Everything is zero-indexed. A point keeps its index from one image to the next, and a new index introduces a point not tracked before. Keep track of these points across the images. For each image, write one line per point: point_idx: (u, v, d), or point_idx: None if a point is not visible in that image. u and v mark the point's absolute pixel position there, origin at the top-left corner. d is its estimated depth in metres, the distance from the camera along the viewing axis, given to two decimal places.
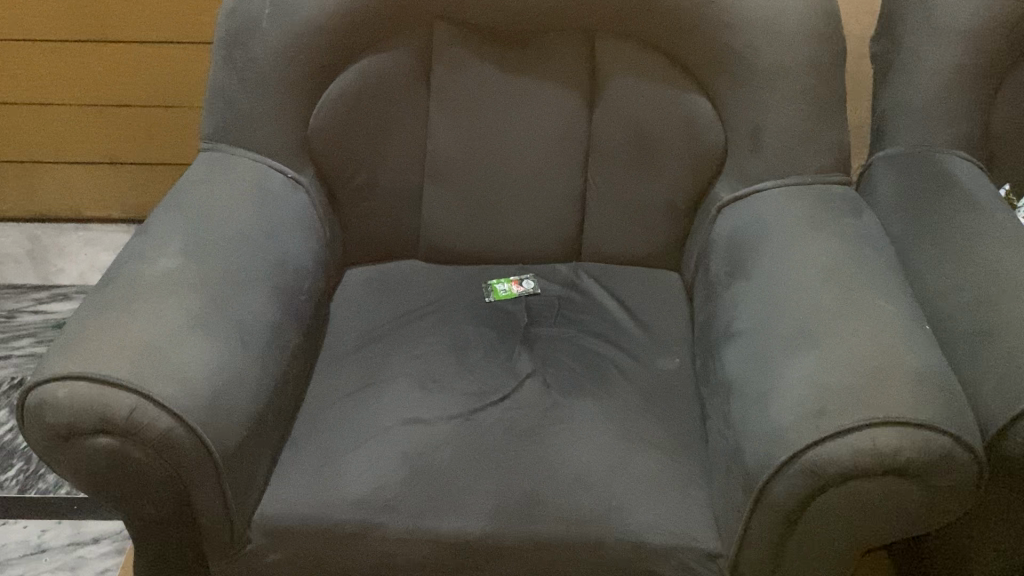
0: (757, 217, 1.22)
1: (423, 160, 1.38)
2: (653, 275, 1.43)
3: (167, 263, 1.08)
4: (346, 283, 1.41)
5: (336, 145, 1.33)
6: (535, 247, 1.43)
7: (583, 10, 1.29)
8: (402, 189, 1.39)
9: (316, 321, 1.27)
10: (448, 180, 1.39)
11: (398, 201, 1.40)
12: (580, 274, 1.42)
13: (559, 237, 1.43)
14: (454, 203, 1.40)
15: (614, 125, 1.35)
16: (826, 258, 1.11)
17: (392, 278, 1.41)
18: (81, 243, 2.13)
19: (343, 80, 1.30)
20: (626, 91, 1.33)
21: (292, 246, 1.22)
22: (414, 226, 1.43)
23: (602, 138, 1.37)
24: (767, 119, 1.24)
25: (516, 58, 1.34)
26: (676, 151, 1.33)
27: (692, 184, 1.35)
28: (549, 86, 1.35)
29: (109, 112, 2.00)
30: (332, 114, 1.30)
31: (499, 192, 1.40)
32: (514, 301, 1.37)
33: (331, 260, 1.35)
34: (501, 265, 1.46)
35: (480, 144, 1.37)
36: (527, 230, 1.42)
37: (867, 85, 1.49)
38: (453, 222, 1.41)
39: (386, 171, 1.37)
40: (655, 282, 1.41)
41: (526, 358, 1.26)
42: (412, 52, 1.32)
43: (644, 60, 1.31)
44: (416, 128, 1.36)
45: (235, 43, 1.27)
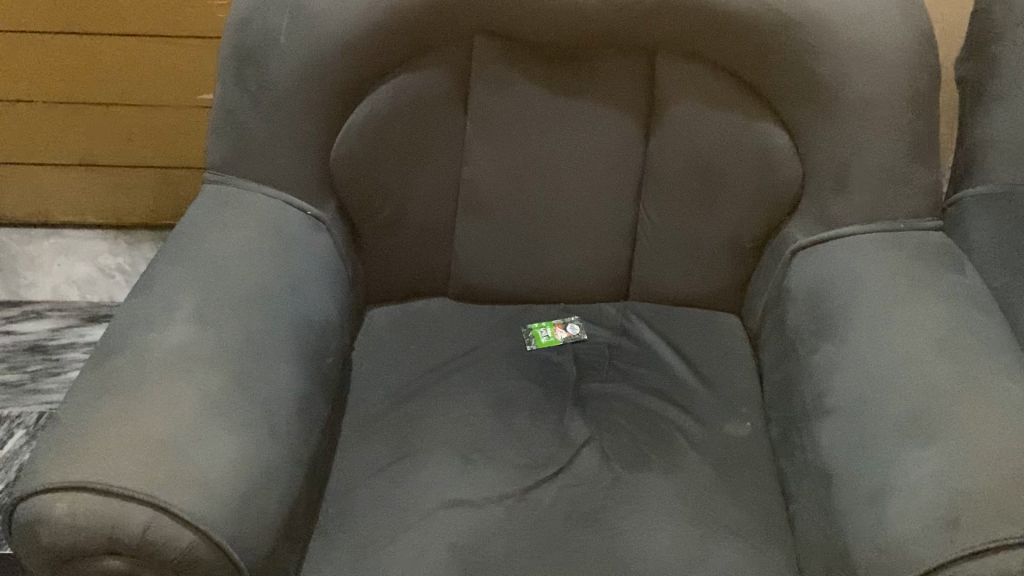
0: (844, 271, 1.09)
1: (457, 191, 1.23)
2: (711, 317, 1.29)
3: (176, 333, 0.92)
4: (369, 325, 1.25)
5: (359, 176, 1.16)
6: (579, 286, 1.29)
7: (648, 27, 1.12)
8: (432, 224, 1.24)
9: (341, 380, 1.12)
10: (485, 214, 1.23)
11: (429, 236, 1.24)
12: (630, 316, 1.28)
13: (607, 276, 1.29)
14: (492, 239, 1.25)
15: (675, 155, 1.20)
16: (933, 327, 0.99)
17: (420, 322, 1.26)
18: (53, 252, 1.95)
19: (370, 104, 1.13)
20: (692, 118, 1.18)
21: (320, 299, 1.07)
22: (444, 262, 1.27)
23: (659, 170, 1.22)
24: (856, 157, 1.11)
25: (566, 79, 1.18)
26: (745, 186, 1.19)
27: (760, 222, 1.21)
28: (603, 111, 1.19)
29: (86, 110, 1.80)
30: (356, 143, 1.14)
31: (541, 227, 1.25)
32: (559, 350, 1.23)
33: (353, 308, 1.19)
34: (542, 304, 1.31)
35: (522, 176, 1.22)
36: (570, 268, 1.27)
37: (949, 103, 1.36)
38: (490, 259, 1.26)
39: (415, 204, 1.22)
40: (715, 326, 1.27)
41: (579, 422, 1.13)
42: (449, 70, 1.15)
43: (715, 84, 1.16)
44: (449, 156, 1.20)
45: (245, 60, 1.09)
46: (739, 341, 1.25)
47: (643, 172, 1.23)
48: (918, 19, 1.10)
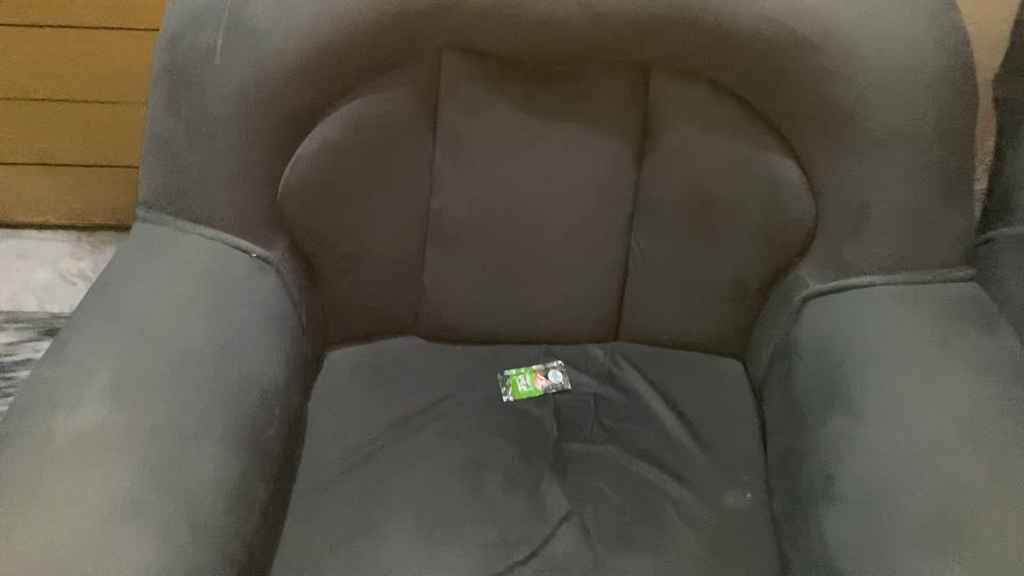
0: (860, 328, 0.96)
1: (426, 223, 1.10)
2: (710, 361, 1.16)
3: (85, 414, 0.80)
4: (329, 369, 1.13)
5: (313, 211, 1.03)
6: (564, 325, 1.16)
7: (642, 43, 0.98)
8: (398, 259, 1.11)
9: (291, 443, 1.00)
10: (457, 248, 1.10)
11: (395, 273, 1.11)
12: (618, 361, 1.15)
13: (595, 315, 1.15)
14: (465, 275, 1.12)
15: (671, 187, 1.06)
16: (962, 405, 0.86)
17: (385, 367, 1.13)
18: (12, 255, 1.83)
19: (323, 130, 0.99)
20: (690, 145, 1.04)
21: (263, 358, 0.94)
22: (413, 300, 1.14)
23: (653, 203, 1.08)
24: (877, 195, 0.97)
25: (548, 99, 1.04)
26: (750, 222, 1.05)
27: (767, 262, 1.07)
28: (589, 135, 1.05)
29: (37, 105, 1.67)
30: (308, 174, 1.01)
31: (520, 262, 1.11)
32: (539, 403, 1.10)
33: (307, 355, 1.07)
34: (522, 344, 1.18)
35: (498, 207, 1.08)
36: (554, 306, 1.14)
37: (990, 123, 1.20)
38: (463, 297, 1.13)
39: (378, 239, 1.08)
40: (714, 374, 1.14)
41: (558, 491, 1.00)
42: (414, 90, 1.01)
43: (718, 108, 1.02)
44: (417, 185, 1.07)
45: (178, 82, 0.96)
46: (740, 392, 1.12)
47: (635, 203, 1.09)
48: (954, 37, 0.95)
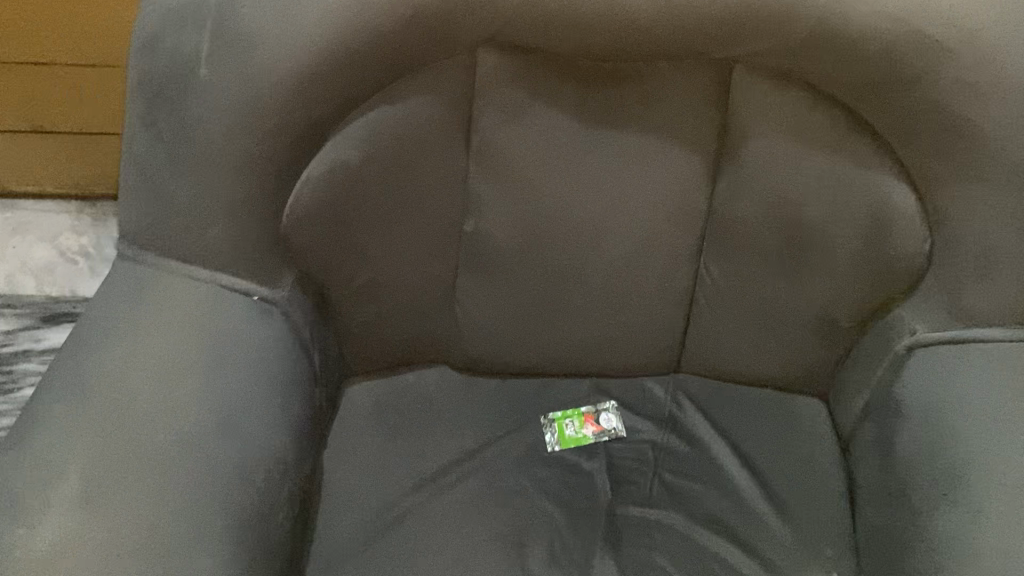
0: (984, 395, 0.81)
1: (459, 248, 0.93)
2: (787, 402, 1.00)
3: (48, 528, 0.66)
4: (347, 410, 0.99)
5: (327, 239, 0.88)
6: (618, 358, 1.00)
7: (728, 39, 0.78)
8: (427, 289, 0.95)
9: (303, 515, 0.86)
10: (496, 275, 0.94)
11: (422, 303, 0.96)
12: (680, 401, 1.00)
13: (654, 349, 0.99)
14: (505, 305, 0.96)
15: (752, 207, 0.89)
16: None
17: (411, 408, 0.99)
18: (8, 231, 1.65)
19: (334, 146, 0.83)
20: (779, 160, 0.86)
21: (269, 425, 0.80)
22: (443, 332, 0.99)
23: (729, 225, 0.91)
24: (1010, 235, 0.81)
25: (607, 106, 0.85)
26: (848, 253, 0.88)
27: (864, 298, 0.90)
28: (655, 149, 0.87)
29: (17, 70, 1.53)
30: (321, 199, 0.85)
31: (569, 292, 0.95)
32: (588, 454, 0.96)
33: (319, 404, 0.92)
34: (568, 379, 1.03)
35: (545, 231, 0.91)
36: (607, 337, 0.98)
37: None
38: (502, 329, 0.98)
39: (402, 267, 0.92)
40: (791, 419, 0.98)
41: (612, 568, 0.86)
42: (444, 98, 0.84)
43: (814, 118, 0.83)
44: (447, 206, 0.90)
45: (158, 97, 0.79)
46: (824, 443, 0.96)
47: (706, 224, 0.92)
48: None
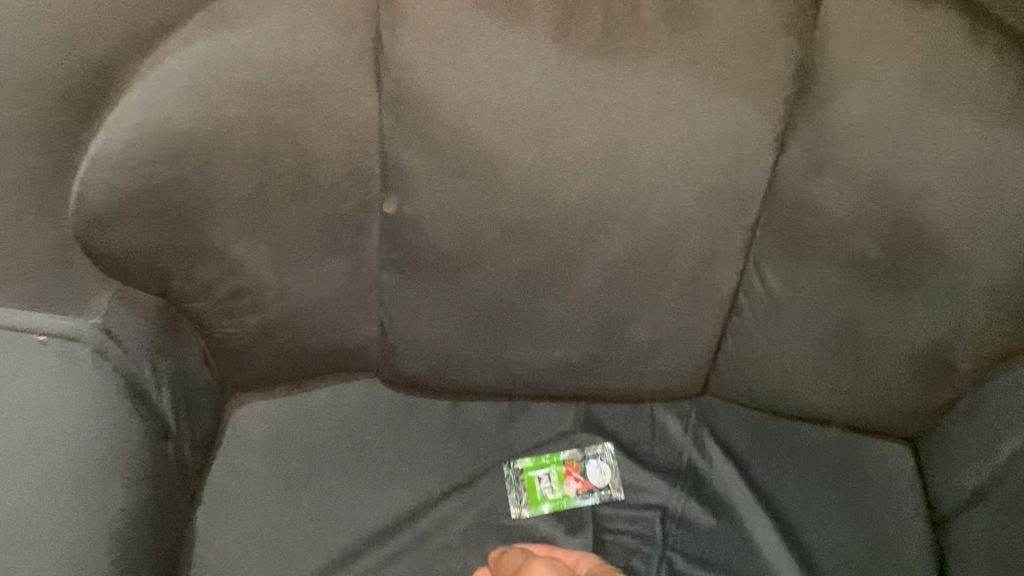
0: None
1: (380, 238, 0.61)
2: (859, 453, 0.70)
3: None
4: (231, 449, 0.69)
5: (160, 234, 0.56)
6: (618, 384, 0.70)
7: None
8: (335, 293, 0.63)
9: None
10: (436, 278, 0.62)
11: (330, 311, 0.65)
12: (705, 446, 0.70)
13: (671, 374, 0.69)
14: (453, 317, 0.65)
15: (839, 195, 0.57)
16: None
17: (325, 448, 0.70)
18: None
19: (168, 96, 0.52)
20: (893, 127, 0.53)
21: (72, 544, 0.50)
22: (366, 344, 0.68)
23: (799, 217, 0.59)
24: None
25: (605, 27, 0.52)
26: (986, 273, 0.56)
27: (998, 333, 0.59)
28: (683, 98, 0.54)
29: None
30: (148, 178, 0.53)
31: (549, 300, 0.63)
32: (569, 526, 0.68)
33: (174, 463, 0.63)
34: (547, 408, 0.73)
35: (510, 219, 0.59)
36: (601, 359, 0.68)
37: None
38: (450, 347, 0.67)
39: (293, 267, 0.61)
40: (864, 481, 0.69)
41: None
42: (339, 11, 0.52)
43: (957, 61, 0.51)
44: (355, 180, 0.57)
45: None
46: (911, 526, 0.67)
47: (761, 214, 0.60)
48: None
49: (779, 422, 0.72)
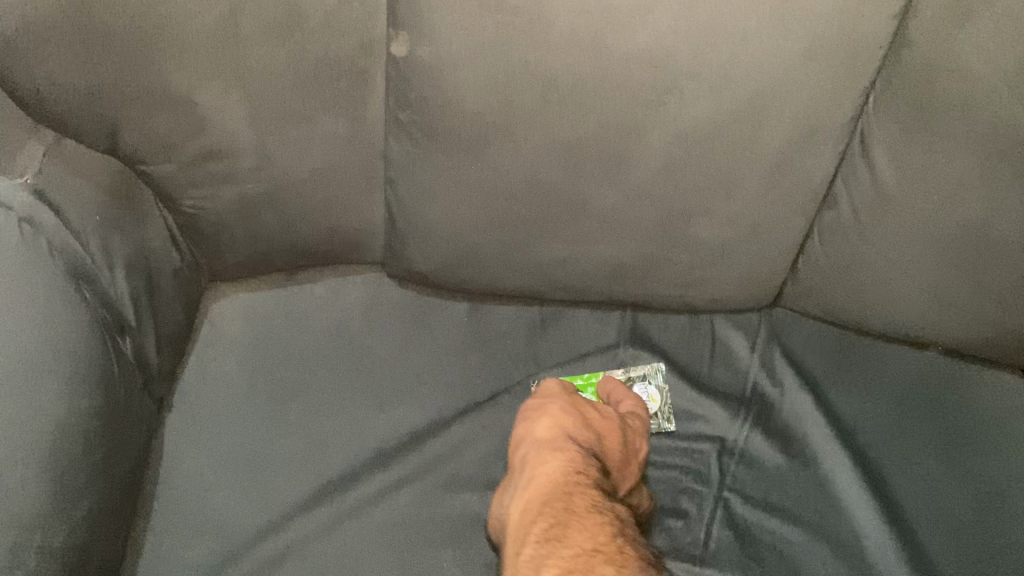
0: None
1: (387, 94, 0.49)
2: (968, 385, 0.57)
3: None
4: (211, 347, 0.59)
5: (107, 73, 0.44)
6: (674, 290, 0.58)
7: None
8: (329, 164, 0.51)
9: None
10: (455, 149, 0.50)
11: (323, 187, 0.52)
12: (775, 369, 0.59)
13: (738, 281, 0.56)
14: (476, 200, 0.52)
15: (991, 49, 0.43)
16: None
17: (319, 352, 0.59)
18: None
19: None
20: None
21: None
22: (369, 231, 0.57)
23: (929, 83, 0.46)
24: None
25: None
26: None
27: None
28: None
29: None
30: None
31: (597, 182, 0.51)
32: None
33: (132, 360, 0.51)
34: (585, 317, 0.61)
35: (554, 70, 0.45)
36: (654, 258, 0.55)
37: None
38: (470, 237, 0.54)
39: (277, 127, 0.48)
40: (977, 416, 0.56)
41: None
42: None
43: None
44: (355, 13, 0.44)
45: None
46: None
47: (876, 82, 0.48)
48: None
49: (869, 346, 0.60)
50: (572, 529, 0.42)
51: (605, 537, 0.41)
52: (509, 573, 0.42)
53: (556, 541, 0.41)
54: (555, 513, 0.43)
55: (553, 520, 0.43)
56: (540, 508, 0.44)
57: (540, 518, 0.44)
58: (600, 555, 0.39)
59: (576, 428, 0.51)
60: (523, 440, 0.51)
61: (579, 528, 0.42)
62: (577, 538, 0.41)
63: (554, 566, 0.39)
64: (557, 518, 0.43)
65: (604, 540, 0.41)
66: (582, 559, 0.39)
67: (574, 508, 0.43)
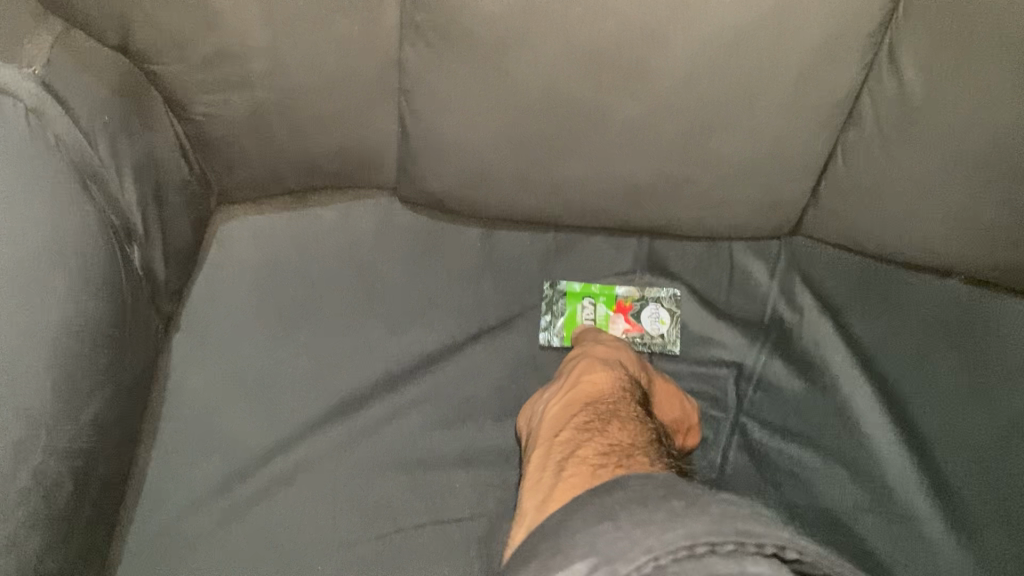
0: None
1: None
2: (1010, 311, 0.54)
3: None
4: (220, 268, 0.57)
5: None
6: (693, 214, 0.57)
7: None
8: (343, 74, 0.50)
9: (101, 491, 0.46)
10: (471, 58, 0.48)
11: (338, 99, 0.51)
12: (794, 296, 0.59)
13: (757, 204, 0.55)
14: (492, 114, 0.51)
15: None
16: None
17: (330, 277, 0.58)
18: None
19: None
20: None
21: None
22: (382, 150, 0.56)
23: None
24: None
25: None
26: None
27: None
28: None
29: None
30: None
31: (617, 93, 0.49)
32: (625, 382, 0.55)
33: (139, 273, 0.50)
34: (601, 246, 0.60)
35: None
36: (672, 180, 0.54)
37: None
38: (485, 155, 0.53)
39: (290, 32, 0.47)
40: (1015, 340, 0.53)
41: None
42: None
43: None
44: None
45: None
46: None
47: None
48: None
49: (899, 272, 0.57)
50: (613, 426, 0.44)
51: (638, 441, 0.43)
52: (542, 452, 0.44)
53: (594, 432, 0.43)
54: (598, 413, 0.46)
55: (594, 417, 0.45)
56: (584, 407, 0.47)
57: (583, 414, 0.46)
58: (628, 456, 0.40)
59: (632, 364, 0.52)
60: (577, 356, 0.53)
61: (618, 430, 0.44)
62: (616, 434, 0.43)
63: (588, 450, 0.42)
64: (600, 416, 0.45)
65: (638, 447, 0.42)
66: (612, 454, 0.41)
67: (618, 412, 0.46)
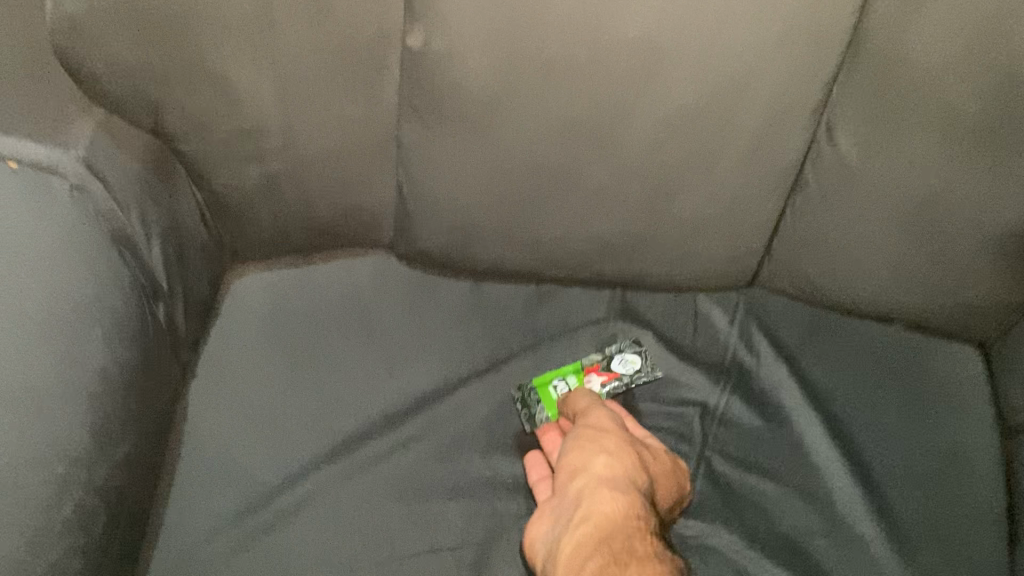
0: None
1: (399, 82, 0.54)
2: (930, 360, 0.63)
3: None
4: (234, 318, 0.64)
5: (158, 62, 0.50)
6: (659, 269, 0.63)
7: None
8: (348, 147, 0.56)
9: (128, 523, 0.51)
10: (461, 132, 0.55)
11: (342, 168, 0.58)
12: (752, 340, 0.65)
13: (717, 258, 0.62)
14: (480, 180, 0.57)
15: (935, 44, 0.49)
16: None
17: (333, 326, 0.64)
18: None
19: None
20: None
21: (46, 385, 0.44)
22: (381, 211, 0.62)
23: (885, 76, 0.51)
24: None
25: None
26: None
27: None
28: None
29: None
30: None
31: (591, 162, 0.56)
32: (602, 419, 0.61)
33: (164, 326, 0.56)
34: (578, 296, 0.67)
35: (554, 56, 0.50)
36: (641, 237, 0.61)
37: None
38: (474, 216, 0.60)
39: (302, 111, 0.54)
40: (938, 387, 0.62)
41: None
42: None
43: None
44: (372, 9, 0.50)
45: None
46: (984, 441, 0.60)
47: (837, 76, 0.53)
48: None
49: (839, 322, 0.65)
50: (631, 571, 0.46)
51: None
52: None
53: None
54: (613, 551, 0.47)
55: (610, 557, 0.47)
56: (596, 543, 0.48)
57: (598, 553, 0.47)
58: None
59: (633, 466, 0.53)
60: (573, 462, 0.54)
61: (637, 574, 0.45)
62: None
63: None
64: (616, 560, 0.47)
65: None
66: None
67: (633, 549, 0.47)
